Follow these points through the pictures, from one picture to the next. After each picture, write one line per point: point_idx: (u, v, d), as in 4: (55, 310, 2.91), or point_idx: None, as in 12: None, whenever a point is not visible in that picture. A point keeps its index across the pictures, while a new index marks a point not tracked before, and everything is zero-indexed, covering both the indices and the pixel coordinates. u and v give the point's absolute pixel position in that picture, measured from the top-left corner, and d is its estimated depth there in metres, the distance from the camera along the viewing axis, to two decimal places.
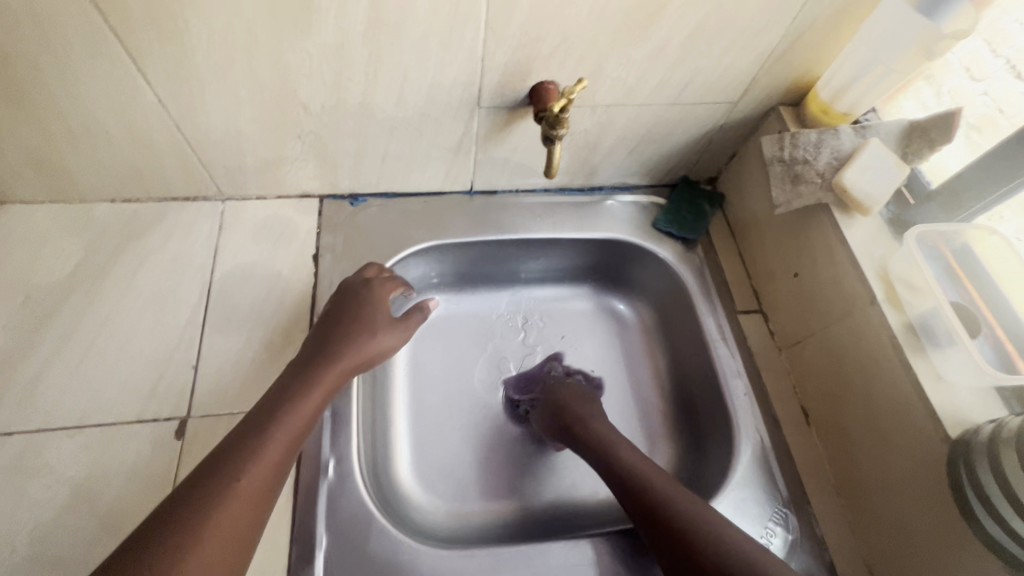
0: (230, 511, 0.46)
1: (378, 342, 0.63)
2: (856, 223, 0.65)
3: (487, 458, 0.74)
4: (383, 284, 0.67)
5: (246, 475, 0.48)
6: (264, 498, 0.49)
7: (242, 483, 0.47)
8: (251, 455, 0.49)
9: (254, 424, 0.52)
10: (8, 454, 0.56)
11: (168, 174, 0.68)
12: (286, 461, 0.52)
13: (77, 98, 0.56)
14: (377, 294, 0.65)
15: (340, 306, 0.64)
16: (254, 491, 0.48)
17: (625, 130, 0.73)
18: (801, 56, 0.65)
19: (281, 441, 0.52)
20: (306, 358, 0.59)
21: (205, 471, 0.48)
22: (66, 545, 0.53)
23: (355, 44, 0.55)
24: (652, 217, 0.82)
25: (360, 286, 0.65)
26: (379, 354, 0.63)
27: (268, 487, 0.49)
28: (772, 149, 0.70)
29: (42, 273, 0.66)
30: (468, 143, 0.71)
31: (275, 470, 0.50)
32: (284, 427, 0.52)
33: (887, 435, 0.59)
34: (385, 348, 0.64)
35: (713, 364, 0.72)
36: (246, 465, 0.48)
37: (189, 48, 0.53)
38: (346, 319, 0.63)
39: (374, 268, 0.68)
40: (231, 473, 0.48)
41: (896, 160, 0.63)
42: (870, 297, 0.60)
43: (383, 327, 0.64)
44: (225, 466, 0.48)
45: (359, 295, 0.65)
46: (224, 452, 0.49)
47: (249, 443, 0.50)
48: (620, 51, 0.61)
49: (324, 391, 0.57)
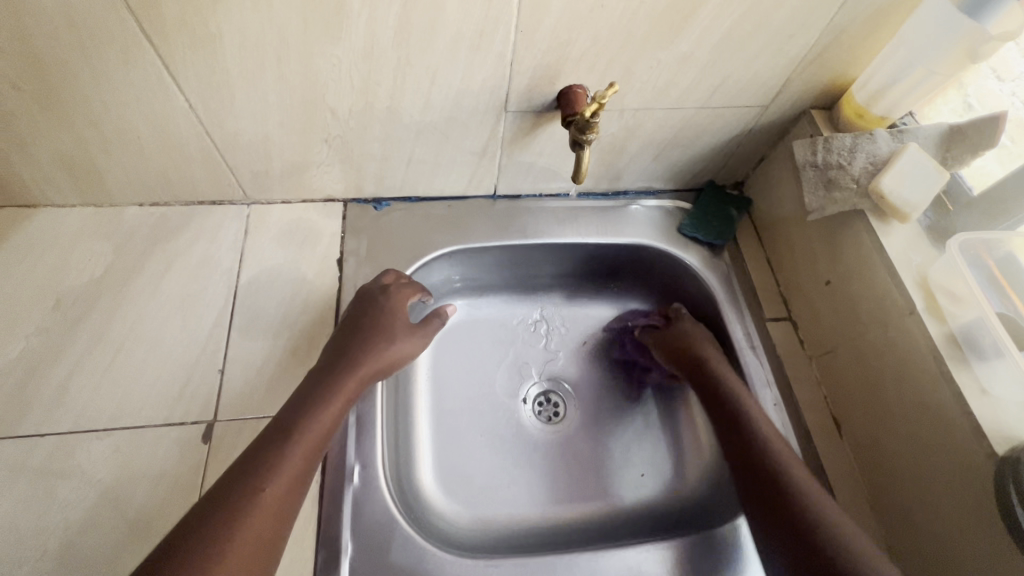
0: (255, 521, 0.46)
1: (396, 348, 0.63)
2: (894, 230, 0.63)
3: (520, 465, 0.73)
4: (401, 289, 0.66)
5: (270, 484, 0.48)
6: (290, 506, 0.49)
7: (266, 492, 0.48)
8: (274, 464, 0.49)
9: (277, 432, 0.52)
10: (38, 456, 0.56)
11: (196, 178, 0.69)
12: (310, 469, 0.52)
13: (111, 103, 0.57)
14: (395, 300, 0.65)
15: (359, 313, 0.64)
16: (278, 500, 0.48)
17: (652, 134, 0.72)
18: (836, 59, 0.64)
19: (304, 449, 0.52)
20: (326, 365, 0.59)
21: (229, 481, 0.48)
22: (95, 548, 0.53)
23: (385, 48, 0.55)
24: (678, 222, 0.81)
25: (378, 293, 0.65)
26: (398, 359, 0.64)
27: (293, 495, 0.50)
28: (804, 153, 0.68)
29: (72, 276, 0.67)
30: (493, 147, 0.70)
31: (299, 477, 0.51)
32: (305, 435, 0.52)
33: (926, 450, 0.57)
34: (404, 353, 0.64)
35: (742, 373, 0.71)
36: (270, 474, 0.49)
37: (221, 53, 0.53)
38: (365, 325, 0.63)
39: (392, 274, 0.68)
40: (255, 482, 0.48)
41: (935, 165, 0.61)
42: (908, 307, 0.59)
43: (401, 333, 0.64)
44: (249, 476, 0.48)
45: (377, 301, 0.64)
46: (250, 461, 0.50)
47: (272, 452, 0.50)
48: (650, 55, 0.60)
49: (345, 398, 0.57)
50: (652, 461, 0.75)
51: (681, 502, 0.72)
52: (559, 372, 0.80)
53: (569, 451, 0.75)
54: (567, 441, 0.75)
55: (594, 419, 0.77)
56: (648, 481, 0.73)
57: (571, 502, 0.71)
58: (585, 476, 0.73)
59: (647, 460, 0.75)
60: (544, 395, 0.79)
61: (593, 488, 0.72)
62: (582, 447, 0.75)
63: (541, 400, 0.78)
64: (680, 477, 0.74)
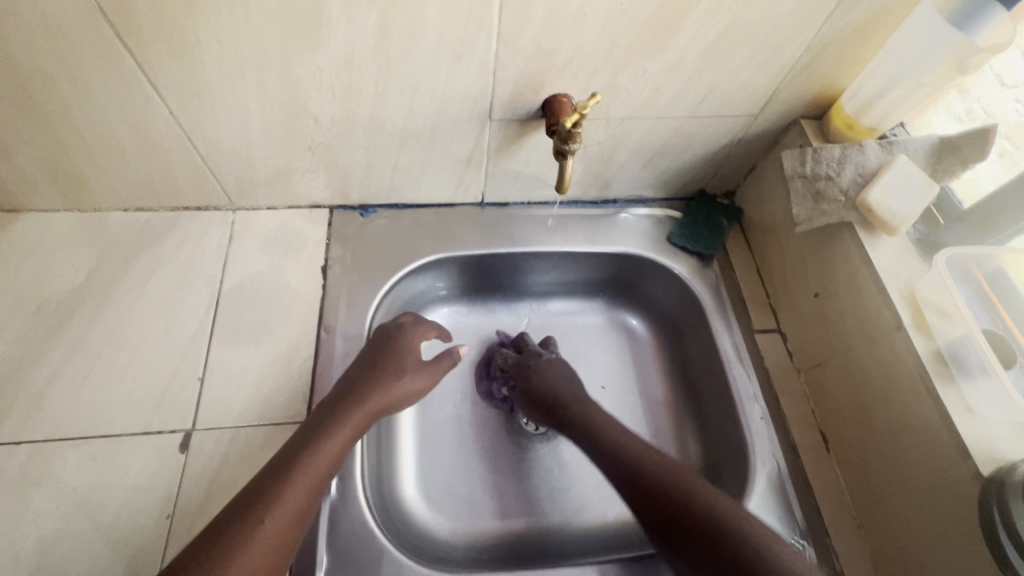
0: (249, 559, 0.46)
1: (408, 384, 0.63)
2: (883, 243, 0.62)
3: (484, 483, 0.71)
4: (417, 326, 0.67)
5: (270, 522, 0.48)
6: (286, 545, 0.49)
7: (264, 529, 0.47)
8: (275, 500, 0.49)
9: (282, 464, 0.52)
10: (14, 464, 0.56)
11: (180, 185, 0.69)
12: (311, 506, 0.52)
13: (89, 110, 0.57)
14: (410, 336, 0.65)
15: (375, 346, 0.64)
16: (275, 538, 0.48)
17: (640, 143, 0.71)
18: (825, 68, 0.63)
19: (307, 484, 0.51)
20: (337, 397, 0.58)
21: (231, 515, 0.48)
22: (68, 557, 0.52)
23: (365, 56, 0.54)
24: (667, 232, 0.80)
25: (394, 328, 0.66)
26: (408, 396, 0.63)
27: (291, 533, 0.49)
28: (793, 164, 0.67)
29: (55, 281, 0.67)
30: (479, 155, 0.70)
31: (296, 518, 0.50)
32: (310, 471, 0.52)
33: (912, 468, 0.56)
34: (415, 391, 0.63)
35: (728, 385, 0.70)
36: (271, 510, 0.48)
37: (199, 61, 0.53)
38: (378, 359, 0.62)
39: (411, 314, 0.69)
40: (254, 519, 0.47)
41: (924, 178, 0.60)
42: (896, 322, 0.58)
43: (414, 369, 0.64)
44: (250, 509, 0.48)
45: (392, 336, 0.64)
46: (254, 490, 0.50)
47: (274, 486, 0.50)
48: (635, 64, 0.59)
49: (352, 433, 0.56)
50: None
51: None
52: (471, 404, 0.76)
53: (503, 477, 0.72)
54: (497, 472, 0.72)
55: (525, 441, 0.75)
56: None
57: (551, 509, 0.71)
58: (532, 495, 0.71)
59: None
60: None
61: (559, 503, 0.71)
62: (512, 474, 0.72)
63: None
64: None
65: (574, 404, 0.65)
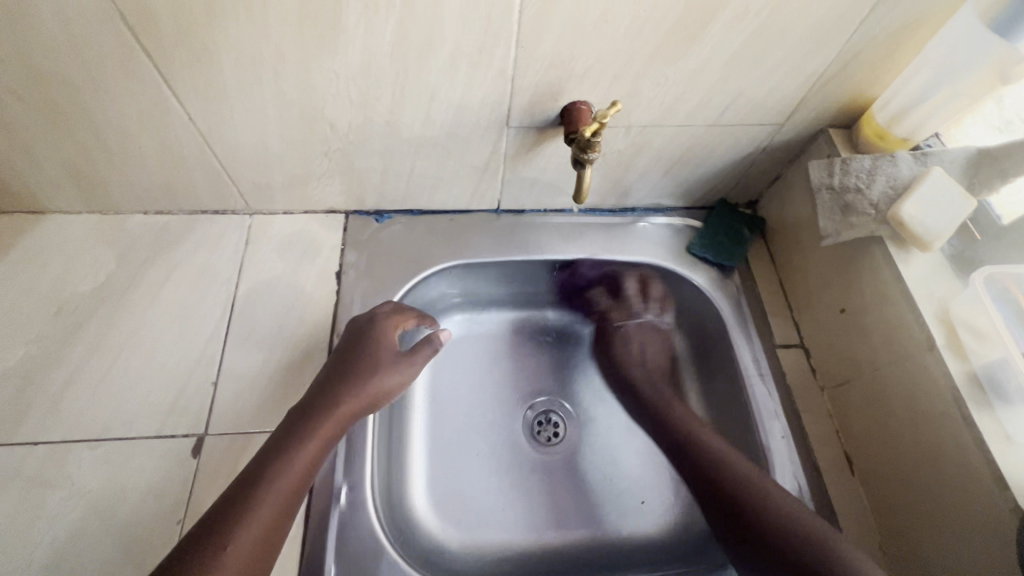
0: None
1: (380, 381, 0.60)
2: (914, 258, 0.59)
3: (523, 497, 0.71)
4: (389, 317, 0.64)
5: (240, 537, 0.47)
6: (259, 560, 0.48)
7: (235, 544, 0.46)
8: (244, 514, 0.48)
9: (252, 475, 0.51)
10: (30, 464, 0.57)
11: (198, 188, 0.69)
12: (286, 517, 0.51)
13: (112, 115, 0.57)
14: (381, 329, 0.63)
15: (346, 347, 0.62)
16: (245, 554, 0.47)
17: (660, 151, 0.69)
18: (856, 76, 0.61)
19: (278, 493, 0.50)
20: (309, 403, 0.57)
21: (199, 532, 0.47)
22: (80, 560, 0.53)
23: (383, 64, 0.54)
24: (687, 242, 0.78)
25: (365, 323, 0.63)
26: (384, 393, 0.61)
27: (265, 547, 0.48)
28: (820, 175, 0.65)
29: (76, 283, 0.67)
30: (496, 163, 0.69)
31: (274, 522, 0.50)
32: (279, 481, 0.51)
33: (945, 496, 0.53)
34: (391, 386, 0.61)
35: (748, 402, 0.68)
36: (240, 526, 0.47)
37: (218, 67, 0.53)
38: (350, 360, 0.61)
39: (389, 305, 0.66)
40: (222, 535, 0.47)
41: (961, 192, 0.57)
42: (927, 342, 0.55)
43: (387, 364, 0.61)
44: (226, 516, 0.48)
45: (364, 333, 0.62)
46: (231, 498, 0.49)
47: (243, 499, 0.49)
48: (658, 71, 0.58)
49: (323, 437, 0.55)
50: (653, 487, 0.72)
51: (682, 533, 0.70)
52: (513, 416, 0.76)
53: (549, 488, 0.72)
54: (546, 480, 0.72)
55: (569, 455, 0.74)
56: (648, 508, 0.71)
57: (557, 524, 0.69)
58: (571, 504, 0.71)
59: (650, 487, 0.72)
60: (545, 414, 0.77)
61: (587, 516, 0.70)
62: (558, 484, 0.72)
63: (542, 419, 0.76)
64: (683, 504, 0.71)
65: (649, 390, 0.74)
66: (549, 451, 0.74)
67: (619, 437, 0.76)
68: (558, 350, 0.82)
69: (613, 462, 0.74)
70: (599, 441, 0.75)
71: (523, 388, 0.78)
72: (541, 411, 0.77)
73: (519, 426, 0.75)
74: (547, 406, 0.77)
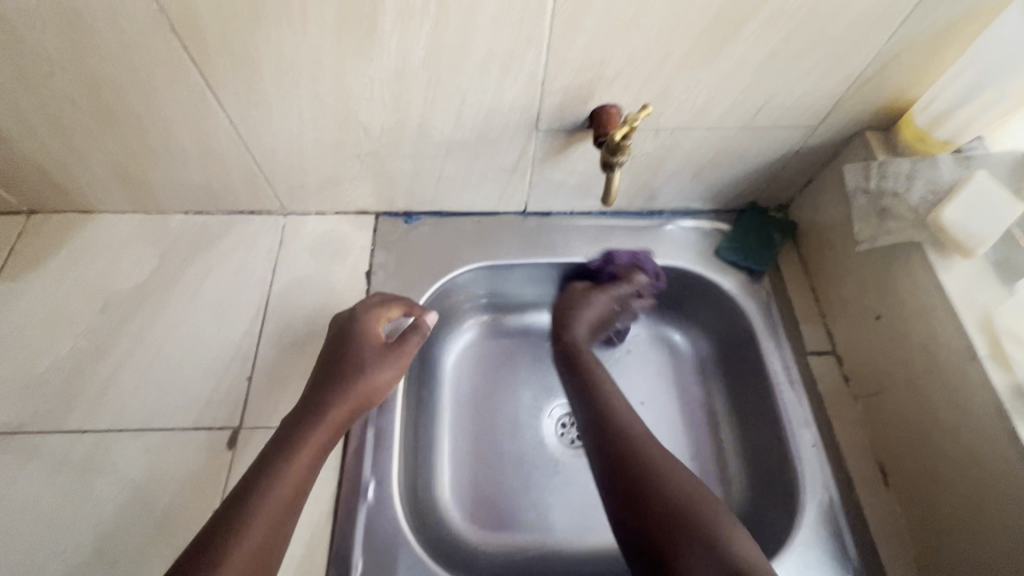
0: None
1: (369, 379, 0.60)
2: (956, 264, 0.57)
3: (542, 499, 0.71)
4: (372, 310, 0.64)
5: (239, 544, 0.48)
6: (265, 560, 0.49)
7: (236, 552, 0.47)
8: (245, 518, 0.49)
9: (249, 485, 0.52)
10: (78, 451, 0.60)
11: (237, 190, 0.72)
12: (288, 518, 0.52)
13: (158, 119, 0.60)
14: (365, 324, 0.63)
15: (332, 345, 0.63)
16: (248, 559, 0.47)
17: (689, 154, 0.69)
18: (895, 78, 0.59)
19: (276, 497, 0.51)
20: (301, 409, 0.58)
21: (199, 545, 0.47)
22: (124, 543, 0.55)
23: (416, 68, 0.55)
24: (716, 245, 0.78)
25: (346, 321, 0.64)
26: (373, 391, 0.60)
27: (267, 550, 0.49)
28: (855, 178, 0.64)
29: (121, 279, 0.71)
30: (524, 165, 0.69)
31: (277, 524, 0.50)
32: (277, 487, 0.52)
33: (989, 513, 0.51)
34: (382, 380, 0.61)
35: (778, 409, 0.67)
36: (238, 534, 0.48)
37: (258, 72, 0.55)
38: (338, 360, 0.61)
39: (377, 297, 0.66)
40: (225, 541, 0.47)
41: (1008, 196, 0.55)
42: (969, 351, 0.53)
43: (374, 361, 0.61)
44: (230, 523, 0.49)
45: (348, 329, 0.63)
46: (233, 504, 0.50)
47: (242, 505, 0.50)
48: (689, 74, 0.57)
49: (318, 437, 0.56)
50: None
51: None
52: (535, 418, 0.76)
53: (570, 490, 0.71)
54: (566, 482, 0.72)
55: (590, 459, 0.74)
56: None
57: (580, 527, 0.69)
58: (591, 507, 0.70)
59: None
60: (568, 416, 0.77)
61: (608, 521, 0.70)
62: (578, 486, 0.72)
63: (565, 422, 0.77)
64: None
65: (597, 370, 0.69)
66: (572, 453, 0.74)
67: None
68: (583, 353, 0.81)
69: None
70: None
71: (546, 389, 0.79)
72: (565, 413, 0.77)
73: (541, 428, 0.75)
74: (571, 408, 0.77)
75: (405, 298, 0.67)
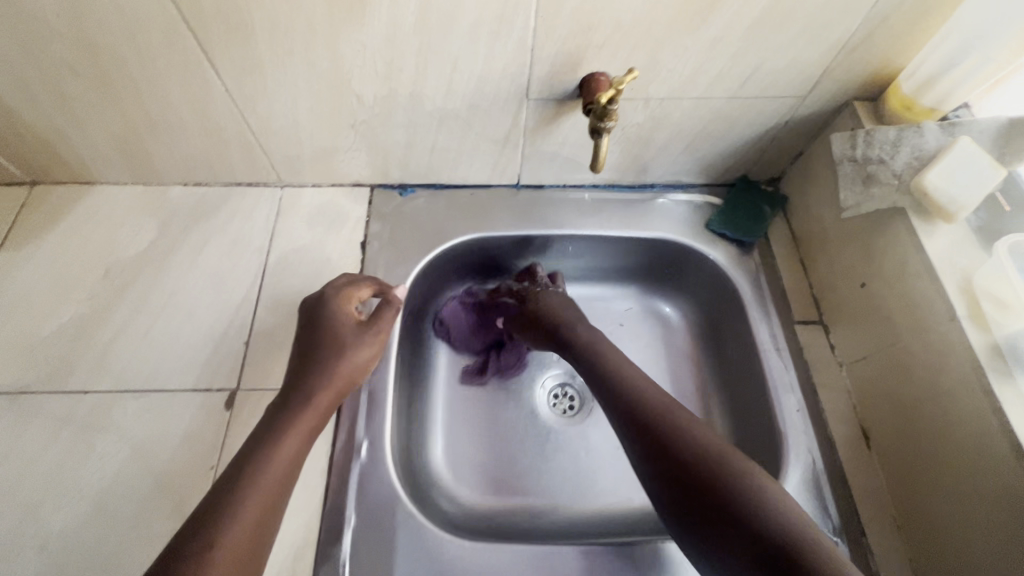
0: (221, 563, 0.45)
1: (350, 358, 0.60)
2: (938, 230, 0.58)
3: (534, 464, 0.72)
4: (341, 291, 0.64)
5: (229, 530, 0.47)
6: (258, 541, 0.49)
7: (232, 531, 0.47)
8: (234, 504, 0.48)
9: (239, 470, 0.51)
10: (82, 411, 0.62)
11: (234, 160, 0.73)
12: (280, 499, 0.52)
13: (157, 88, 0.61)
14: (337, 305, 0.63)
15: (305, 328, 0.63)
16: (244, 537, 0.48)
17: (679, 125, 0.70)
18: (882, 46, 0.60)
19: (267, 480, 0.51)
20: (286, 395, 0.58)
21: (194, 527, 0.47)
22: (126, 497, 0.57)
23: (407, 34, 0.56)
24: (706, 218, 0.79)
25: (315, 303, 0.64)
26: (354, 371, 0.60)
27: (258, 532, 0.49)
28: (843, 147, 0.65)
29: (121, 248, 0.72)
30: (516, 136, 0.70)
31: (268, 506, 0.50)
32: (269, 467, 0.52)
33: (966, 470, 0.52)
34: (363, 360, 0.61)
35: (764, 375, 0.68)
36: (228, 519, 0.48)
37: (254, 40, 0.56)
38: (315, 342, 0.61)
39: (345, 278, 0.66)
40: (214, 527, 0.47)
41: (990, 161, 0.57)
42: (948, 312, 0.54)
43: (352, 341, 0.61)
44: (220, 509, 0.48)
45: (320, 311, 0.63)
46: (220, 493, 0.49)
47: (230, 492, 0.49)
48: (677, 41, 0.58)
49: (305, 423, 0.56)
50: None
51: None
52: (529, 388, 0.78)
53: (562, 455, 0.73)
54: (559, 447, 0.74)
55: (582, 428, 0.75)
56: None
57: (569, 490, 0.71)
58: (582, 473, 0.72)
59: None
60: (561, 387, 0.79)
61: (597, 485, 0.72)
62: (569, 453, 0.74)
63: (557, 392, 0.78)
64: None
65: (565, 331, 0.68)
66: (568, 421, 0.76)
67: None
68: None
69: None
70: None
71: (540, 361, 0.80)
72: (558, 383, 0.79)
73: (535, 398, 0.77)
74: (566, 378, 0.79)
75: (374, 278, 0.68)
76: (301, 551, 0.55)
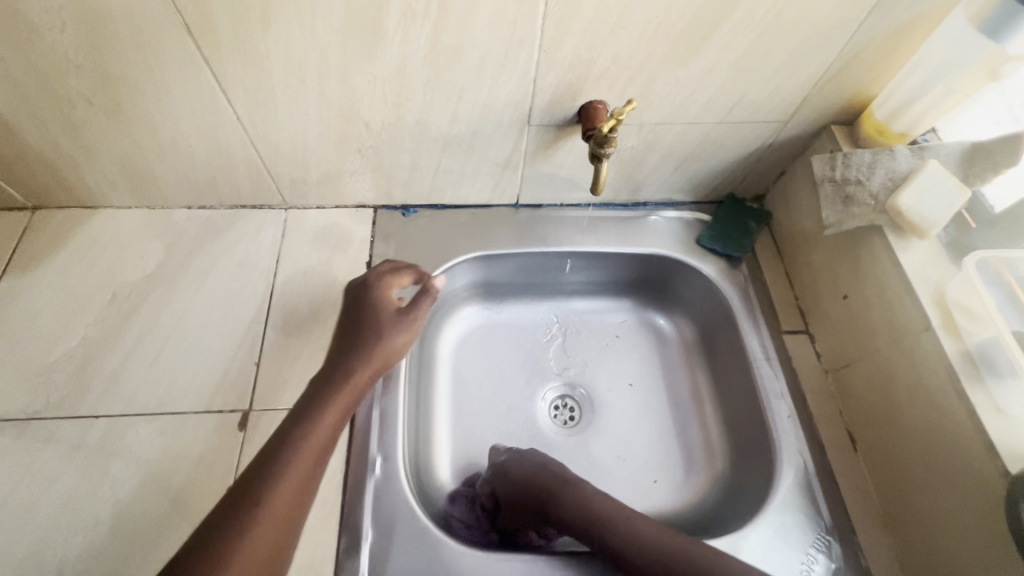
0: (261, 532, 0.47)
1: (390, 341, 0.63)
2: (912, 246, 0.63)
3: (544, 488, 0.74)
4: (383, 277, 0.67)
5: (268, 502, 0.48)
6: (293, 515, 0.50)
7: (279, 491, 0.49)
8: (274, 476, 0.50)
9: (282, 442, 0.53)
10: (94, 435, 0.62)
11: (239, 183, 0.74)
12: (316, 474, 0.53)
13: (169, 116, 0.63)
14: (378, 290, 0.66)
15: (348, 312, 0.65)
16: (282, 507, 0.49)
17: (671, 147, 0.74)
18: (857, 75, 0.65)
19: (306, 454, 0.52)
20: (327, 374, 0.59)
21: (244, 483, 0.49)
22: (141, 520, 0.58)
23: (416, 66, 0.59)
24: (697, 234, 0.82)
25: (360, 287, 0.66)
26: (391, 353, 0.62)
27: (294, 506, 0.50)
28: (822, 169, 0.70)
29: (127, 272, 0.73)
30: (517, 159, 0.73)
31: (306, 480, 0.52)
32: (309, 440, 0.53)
33: (943, 468, 0.57)
34: (400, 345, 0.63)
35: (755, 383, 0.72)
36: (269, 492, 0.49)
37: (267, 72, 0.58)
38: (358, 324, 0.63)
39: (387, 265, 0.69)
40: (255, 498, 0.48)
41: (956, 182, 0.62)
42: (924, 323, 0.59)
43: (391, 326, 0.64)
44: (260, 482, 0.49)
45: (362, 296, 0.65)
46: (261, 465, 0.51)
47: (272, 464, 0.51)
48: (670, 72, 0.62)
49: (344, 401, 0.57)
50: (665, 468, 0.76)
51: (693, 512, 0.72)
52: (531, 403, 0.80)
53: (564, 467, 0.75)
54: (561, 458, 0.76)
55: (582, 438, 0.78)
56: (659, 488, 0.74)
57: None
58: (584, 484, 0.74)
59: (661, 466, 0.76)
60: (561, 399, 0.81)
61: None
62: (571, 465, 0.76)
63: (558, 404, 0.81)
64: (686, 482, 0.75)
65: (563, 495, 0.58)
66: (569, 433, 0.78)
67: (630, 421, 0.79)
68: (574, 339, 0.86)
69: (625, 443, 0.78)
70: (613, 422, 0.79)
71: (541, 375, 0.83)
72: (558, 395, 0.81)
73: (537, 412, 0.79)
74: (566, 391, 0.82)
75: (415, 266, 0.71)
76: (319, 566, 0.56)
